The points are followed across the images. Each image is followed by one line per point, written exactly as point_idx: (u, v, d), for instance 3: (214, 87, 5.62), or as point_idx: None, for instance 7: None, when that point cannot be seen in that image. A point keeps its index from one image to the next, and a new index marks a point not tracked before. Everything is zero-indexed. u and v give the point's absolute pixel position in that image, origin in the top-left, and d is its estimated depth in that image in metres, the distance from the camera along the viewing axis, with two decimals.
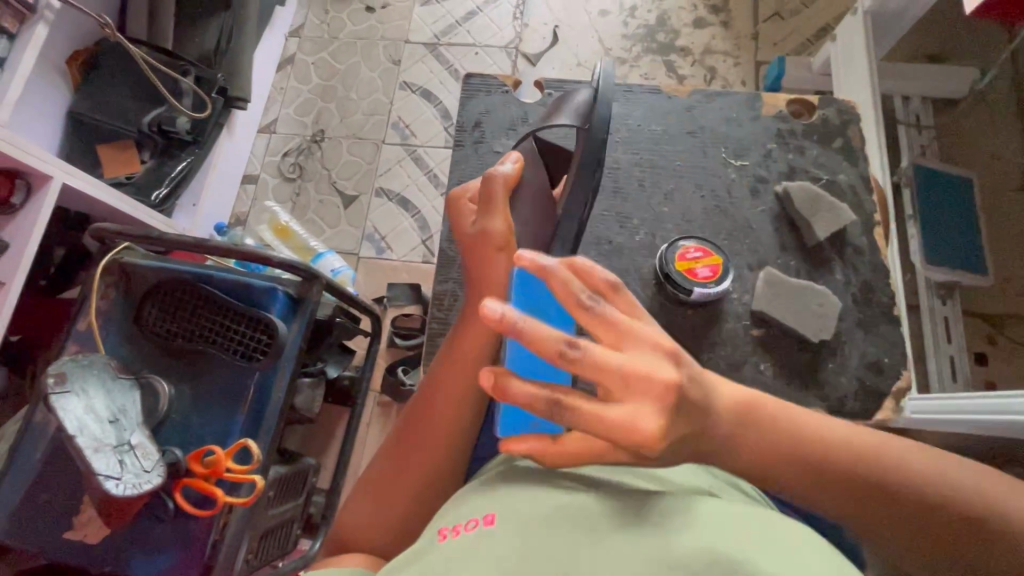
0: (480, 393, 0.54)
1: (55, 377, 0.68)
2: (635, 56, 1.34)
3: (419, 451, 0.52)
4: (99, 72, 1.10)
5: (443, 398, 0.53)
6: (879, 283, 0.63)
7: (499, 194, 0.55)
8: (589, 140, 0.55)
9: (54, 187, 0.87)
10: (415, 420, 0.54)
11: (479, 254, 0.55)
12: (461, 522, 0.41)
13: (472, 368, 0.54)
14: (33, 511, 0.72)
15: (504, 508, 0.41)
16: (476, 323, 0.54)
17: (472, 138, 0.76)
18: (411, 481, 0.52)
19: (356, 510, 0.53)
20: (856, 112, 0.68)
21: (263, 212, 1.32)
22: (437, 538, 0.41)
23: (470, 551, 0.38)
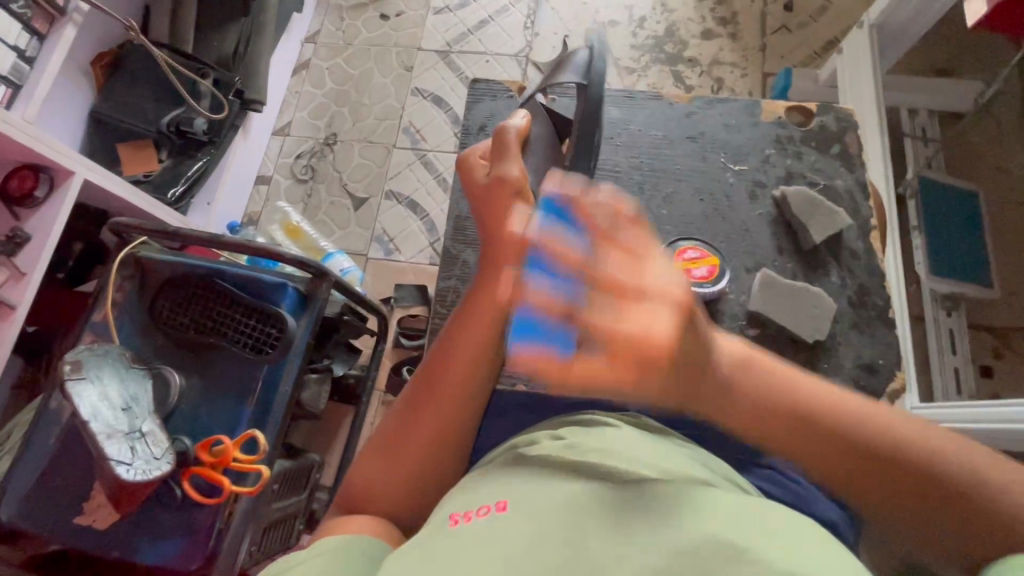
0: (494, 350, 0.56)
1: (71, 365, 0.71)
2: (643, 66, 1.36)
3: (431, 416, 0.54)
4: (122, 74, 1.14)
5: (459, 362, 0.55)
6: (876, 287, 0.64)
7: (511, 141, 0.58)
8: (588, 96, 0.65)
9: (75, 182, 0.90)
10: (427, 379, 0.56)
11: (495, 199, 0.57)
12: (472, 508, 0.43)
13: (488, 325, 0.55)
14: (46, 495, 0.75)
15: (515, 495, 0.43)
16: (495, 278, 0.56)
17: (477, 141, 0.78)
18: (421, 440, 0.53)
19: (363, 475, 0.53)
20: (855, 119, 0.69)
21: (275, 212, 1.34)
22: (448, 523, 0.41)
23: (481, 535, 0.39)
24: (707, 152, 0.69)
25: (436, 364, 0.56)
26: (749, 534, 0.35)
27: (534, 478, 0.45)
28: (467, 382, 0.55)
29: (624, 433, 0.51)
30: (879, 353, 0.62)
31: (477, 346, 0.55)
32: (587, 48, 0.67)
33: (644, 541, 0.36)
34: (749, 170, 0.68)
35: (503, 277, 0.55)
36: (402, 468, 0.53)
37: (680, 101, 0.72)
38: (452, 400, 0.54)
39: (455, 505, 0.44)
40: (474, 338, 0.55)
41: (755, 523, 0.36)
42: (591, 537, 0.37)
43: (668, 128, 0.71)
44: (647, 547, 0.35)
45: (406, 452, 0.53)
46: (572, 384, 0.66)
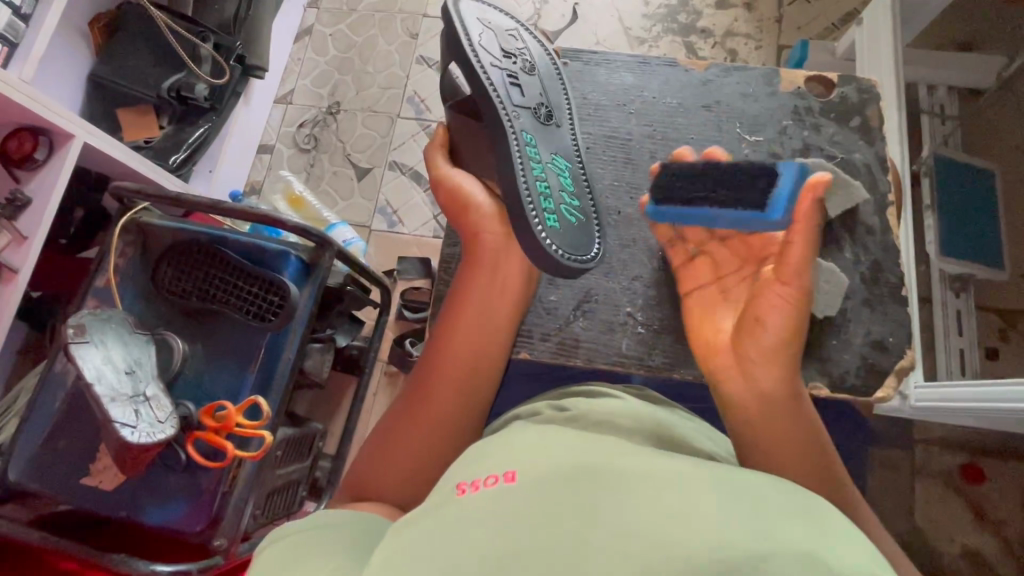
0: (486, 326, 0.57)
1: (75, 329, 0.71)
2: (654, 36, 1.32)
3: (432, 401, 0.55)
4: (121, 36, 1.11)
5: (453, 348, 0.57)
6: (889, 263, 0.63)
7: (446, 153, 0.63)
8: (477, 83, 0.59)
9: (75, 145, 0.89)
10: (428, 366, 0.57)
11: (449, 202, 0.62)
12: (480, 478, 0.42)
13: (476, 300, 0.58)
14: (52, 456, 0.76)
15: (523, 465, 0.42)
16: (480, 266, 0.59)
17: None
18: (424, 419, 0.55)
19: (372, 461, 0.54)
20: (876, 90, 0.67)
21: (277, 181, 1.33)
22: (456, 491, 0.41)
23: (489, 507, 0.38)
24: (721, 122, 0.67)
25: (429, 354, 0.58)
26: (768, 516, 0.35)
27: (543, 448, 0.43)
28: (467, 363, 0.56)
29: (626, 406, 0.52)
30: (889, 329, 0.61)
31: (471, 321, 0.57)
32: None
33: (662, 510, 0.35)
34: (764, 141, 0.66)
35: (484, 266, 0.59)
36: (414, 444, 0.54)
37: (695, 68, 0.69)
38: (452, 382, 0.56)
39: (463, 475, 0.44)
40: (467, 313, 0.58)
41: (773, 503, 0.36)
42: (603, 503, 0.36)
43: (682, 96, 0.68)
44: (663, 516, 0.34)
45: (412, 432, 0.54)
46: (576, 354, 0.63)
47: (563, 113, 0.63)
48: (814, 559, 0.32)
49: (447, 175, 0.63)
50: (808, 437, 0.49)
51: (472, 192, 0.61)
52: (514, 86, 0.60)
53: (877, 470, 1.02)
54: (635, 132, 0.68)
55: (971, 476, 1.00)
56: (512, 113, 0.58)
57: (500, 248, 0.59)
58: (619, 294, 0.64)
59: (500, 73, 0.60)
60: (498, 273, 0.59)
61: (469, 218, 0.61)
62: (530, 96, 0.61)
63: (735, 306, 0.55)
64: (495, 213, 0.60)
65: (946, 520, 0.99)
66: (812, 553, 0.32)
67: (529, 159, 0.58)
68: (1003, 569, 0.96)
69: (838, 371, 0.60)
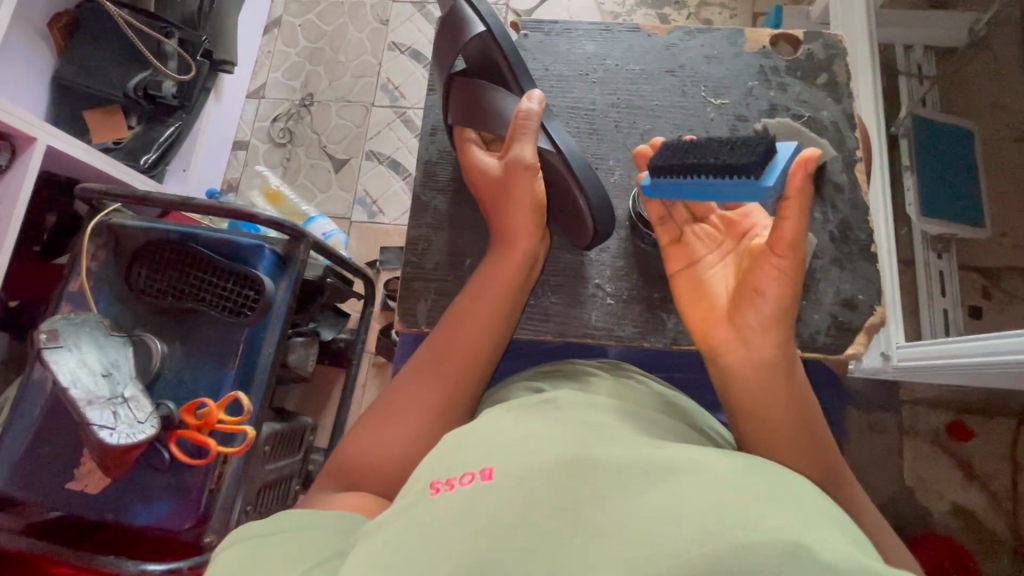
0: (501, 327, 0.57)
1: (47, 333, 0.70)
2: (628, 10, 1.30)
3: (441, 391, 0.54)
4: (82, 36, 1.08)
5: (474, 343, 0.56)
6: (858, 221, 0.62)
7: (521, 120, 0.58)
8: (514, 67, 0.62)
9: (39, 149, 0.87)
10: (436, 355, 0.56)
11: (499, 182, 0.58)
12: (456, 475, 0.41)
13: (499, 299, 0.56)
14: (37, 464, 0.75)
15: (502, 463, 0.41)
16: (506, 262, 0.57)
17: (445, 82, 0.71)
18: (424, 407, 0.54)
19: (364, 440, 0.53)
20: (842, 46, 0.66)
21: (254, 177, 1.31)
22: (431, 491, 0.40)
23: (470, 505, 0.37)
24: (686, 87, 0.66)
25: (445, 342, 0.56)
26: (744, 503, 0.33)
27: (522, 440, 0.43)
28: (482, 359, 0.56)
29: (606, 389, 0.52)
30: (859, 287, 0.61)
31: (490, 318, 0.56)
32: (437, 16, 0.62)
33: (643, 506, 0.34)
34: (730, 103, 0.65)
35: (508, 265, 0.57)
36: (408, 431, 0.53)
37: (658, 34, 0.68)
38: (463, 375, 0.55)
39: (438, 471, 0.43)
40: (488, 309, 0.56)
41: (754, 486, 0.36)
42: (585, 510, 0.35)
43: (645, 63, 0.67)
44: (645, 510, 0.34)
45: (408, 418, 0.53)
46: (546, 326, 0.63)
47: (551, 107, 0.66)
48: (796, 546, 0.30)
49: (521, 154, 0.58)
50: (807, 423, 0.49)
51: (536, 185, 0.58)
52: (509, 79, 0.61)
53: (865, 433, 1.03)
54: (599, 102, 0.67)
55: (957, 433, 1.01)
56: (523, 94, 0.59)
57: (527, 247, 0.57)
58: (587, 267, 0.63)
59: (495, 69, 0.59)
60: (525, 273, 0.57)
61: (511, 206, 0.58)
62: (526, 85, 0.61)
63: (731, 275, 0.53)
64: (536, 212, 0.58)
65: (934, 478, 1.00)
66: (792, 536, 0.30)
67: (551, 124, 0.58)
68: (992, 523, 0.98)
69: (809, 332, 0.60)
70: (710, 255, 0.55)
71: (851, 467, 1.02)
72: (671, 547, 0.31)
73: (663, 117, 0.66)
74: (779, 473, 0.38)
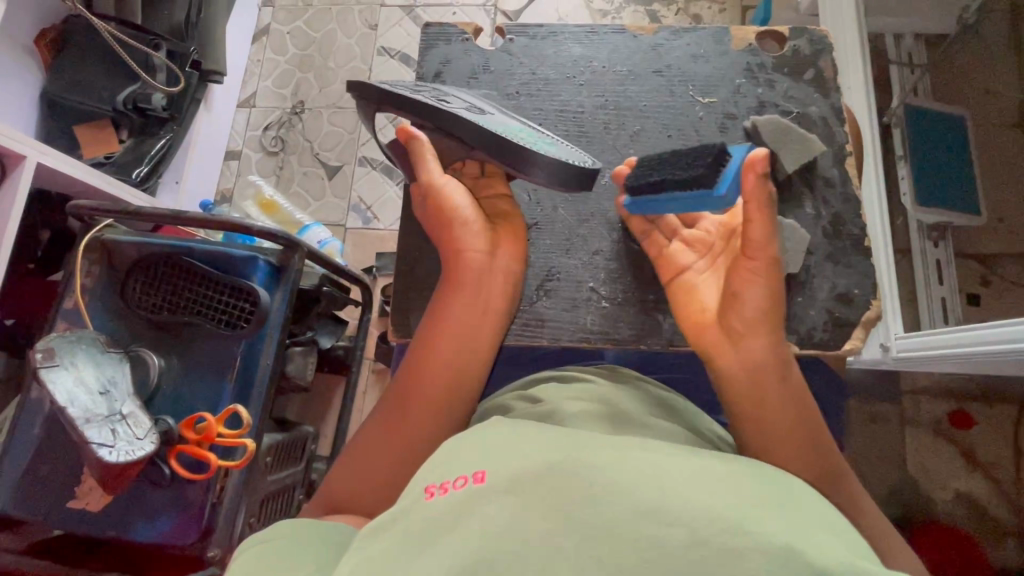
0: (467, 348, 0.55)
1: (43, 353, 0.70)
2: (617, 8, 1.30)
3: (411, 416, 0.53)
4: (69, 51, 1.08)
5: (437, 363, 0.54)
6: (850, 215, 0.62)
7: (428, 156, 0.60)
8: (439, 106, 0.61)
9: (29, 166, 0.87)
10: (403, 390, 0.54)
11: (430, 208, 0.59)
12: (450, 479, 0.40)
13: (456, 322, 0.55)
14: (36, 484, 0.75)
15: (496, 466, 0.39)
16: (459, 285, 0.56)
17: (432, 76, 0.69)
18: (398, 443, 0.52)
19: (343, 476, 0.52)
20: (829, 40, 0.66)
21: (247, 187, 1.31)
22: (425, 495, 0.39)
23: (461, 509, 0.36)
24: (674, 86, 0.66)
25: (409, 367, 0.55)
26: (739, 509, 0.34)
27: (514, 442, 0.42)
28: (449, 379, 0.54)
29: (600, 393, 0.52)
30: (854, 282, 0.61)
31: (449, 340, 0.55)
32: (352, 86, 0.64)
33: (637, 507, 0.34)
34: (718, 101, 0.65)
35: (461, 288, 0.56)
36: (383, 467, 0.51)
37: (644, 33, 0.68)
38: (434, 405, 0.53)
39: (431, 475, 0.42)
40: (446, 334, 0.55)
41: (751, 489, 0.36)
42: (574, 504, 0.35)
43: (632, 64, 0.67)
44: (637, 514, 0.34)
45: (383, 455, 0.52)
46: (542, 333, 0.62)
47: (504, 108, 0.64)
48: (787, 551, 0.31)
49: (432, 178, 0.59)
50: (804, 419, 0.48)
51: (457, 202, 0.58)
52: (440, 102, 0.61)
53: (866, 424, 1.03)
54: (587, 104, 0.66)
55: (959, 422, 1.01)
56: (450, 113, 0.59)
57: (482, 263, 0.57)
58: (581, 270, 0.63)
59: (418, 102, 0.60)
60: (480, 291, 0.56)
61: (452, 231, 0.58)
62: (457, 104, 0.61)
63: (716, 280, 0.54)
64: (477, 227, 0.58)
65: (937, 467, 1.00)
66: (786, 542, 0.32)
67: (487, 128, 0.58)
68: (996, 510, 0.98)
69: (805, 328, 0.60)
70: (697, 261, 0.56)
71: (853, 459, 1.02)
72: (668, 558, 0.32)
73: (651, 117, 0.65)
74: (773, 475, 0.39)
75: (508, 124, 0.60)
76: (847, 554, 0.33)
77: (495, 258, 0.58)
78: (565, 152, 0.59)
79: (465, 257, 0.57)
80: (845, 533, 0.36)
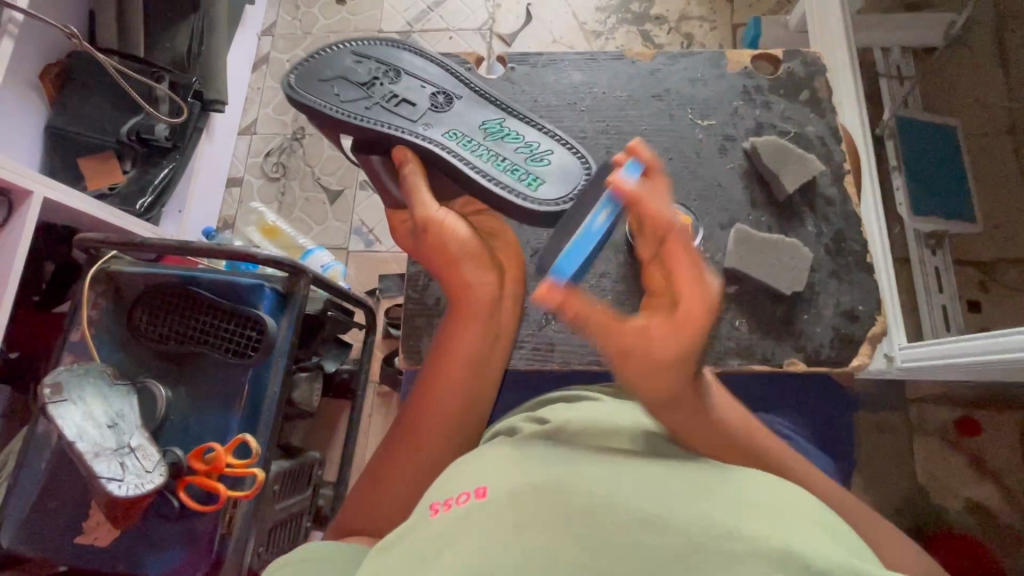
0: (474, 383, 0.55)
1: (52, 388, 0.70)
2: (610, 28, 1.32)
3: (425, 448, 0.53)
4: (75, 84, 1.09)
5: (449, 397, 0.54)
6: (852, 232, 0.63)
7: (419, 188, 0.59)
8: (399, 121, 0.62)
9: (35, 201, 0.87)
10: (412, 422, 0.54)
11: (428, 242, 0.57)
12: (453, 495, 0.40)
13: (464, 359, 0.54)
14: (43, 519, 0.74)
15: (495, 480, 0.40)
16: (469, 321, 0.55)
17: (348, 45, 0.66)
18: (411, 475, 0.52)
19: (359, 502, 0.52)
20: (822, 62, 0.68)
21: (250, 213, 1.32)
22: (428, 513, 0.40)
23: (463, 525, 0.36)
24: (673, 110, 0.67)
25: (420, 400, 0.54)
26: (736, 516, 0.34)
27: (515, 460, 0.42)
28: (462, 413, 0.54)
29: (606, 411, 0.52)
30: (858, 298, 0.61)
31: (459, 375, 0.54)
32: (293, 73, 0.65)
33: (633, 516, 0.34)
34: (717, 124, 0.66)
35: (469, 325, 0.55)
36: (396, 498, 0.51)
37: (642, 59, 0.69)
38: (443, 437, 0.53)
39: (436, 493, 0.42)
40: (456, 367, 0.54)
41: (781, 512, 0.35)
42: (574, 515, 0.35)
43: (632, 89, 0.68)
44: (635, 521, 0.34)
45: (397, 484, 0.52)
46: (551, 358, 0.64)
47: (463, 77, 0.65)
48: (784, 553, 0.31)
49: (430, 213, 0.57)
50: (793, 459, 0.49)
51: (459, 235, 0.56)
52: (401, 103, 0.63)
53: (873, 434, 1.03)
54: (588, 129, 0.68)
55: (966, 429, 1.01)
56: (423, 125, 0.62)
57: (491, 296, 0.56)
58: (589, 293, 0.65)
59: (377, 107, 0.63)
60: (488, 324, 0.56)
61: (456, 264, 0.56)
62: (420, 99, 0.63)
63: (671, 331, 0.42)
64: (482, 259, 0.57)
65: (947, 476, 1.00)
66: (782, 544, 0.32)
67: (467, 152, 0.61)
68: (1009, 518, 0.97)
69: (811, 345, 0.61)
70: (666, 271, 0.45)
71: (863, 470, 1.02)
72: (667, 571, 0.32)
73: (652, 140, 0.67)
74: (789, 486, 0.38)
75: (485, 120, 0.63)
76: (847, 555, 0.33)
77: (503, 291, 0.57)
78: (559, 160, 0.61)
79: (473, 292, 0.55)
80: (845, 536, 0.35)
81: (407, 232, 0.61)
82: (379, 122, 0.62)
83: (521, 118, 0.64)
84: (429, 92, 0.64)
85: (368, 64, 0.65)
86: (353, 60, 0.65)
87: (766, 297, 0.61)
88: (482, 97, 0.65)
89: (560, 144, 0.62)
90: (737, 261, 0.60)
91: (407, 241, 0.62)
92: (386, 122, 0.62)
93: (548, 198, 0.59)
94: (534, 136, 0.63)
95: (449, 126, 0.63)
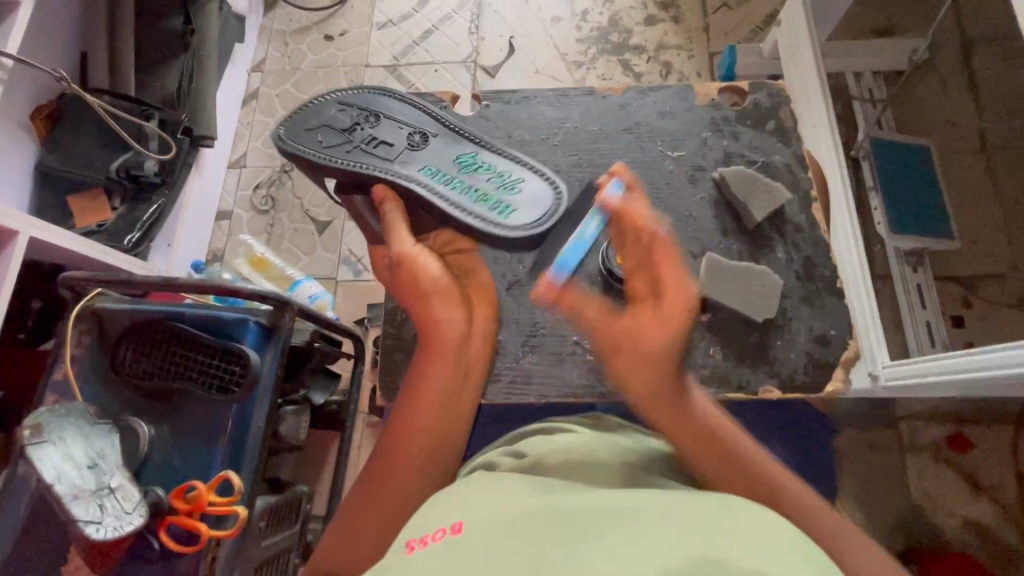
0: (447, 415, 0.55)
1: (31, 429, 0.69)
2: (590, 59, 1.36)
3: (400, 484, 0.51)
4: (65, 124, 1.11)
5: (421, 428, 0.53)
6: (821, 257, 0.64)
7: (393, 224, 0.62)
8: (381, 162, 0.65)
9: (23, 241, 0.88)
10: (386, 456, 0.53)
11: (403, 277, 0.60)
12: (428, 532, 0.39)
13: (434, 395, 0.55)
14: (22, 564, 0.73)
15: (472, 516, 0.40)
16: (439, 358, 0.56)
17: (337, 95, 0.69)
18: (382, 513, 0.50)
19: (333, 543, 0.51)
20: (786, 93, 0.70)
21: (238, 246, 1.33)
22: (404, 550, 0.38)
23: (438, 558, 0.36)
24: (644, 143, 0.69)
25: (393, 435, 0.54)
26: (705, 537, 0.34)
27: (490, 494, 0.42)
28: (434, 446, 0.53)
29: (585, 443, 0.53)
30: (830, 322, 0.62)
31: (430, 407, 0.54)
32: (282, 124, 0.67)
33: (606, 549, 0.34)
34: (687, 154, 0.68)
35: (440, 362, 0.56)
36: (366, 540, 0.49)
37: (613, 94, 0.72)
38: (416, 468, 0.52)
39: (411, 533, 0.41)
40: (430, 399, 0.55)
41: (749, 529, 0.35)
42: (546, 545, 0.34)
43: (603, 122, 0.70)
44: (605, 548, 0.34)
45: (369, 521, 0.51)
46: (530, 389, 0.64)
47: (443, 119, 0.68)
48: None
49: (405, 250, 0.60)
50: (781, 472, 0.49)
51: (430, 272, 0.59)
52: (379, 145, 0.66)
53: (865, 453, 1.03)
54: (562, 162, 0.69)
55: (957, 445, 1.01)
56: (398, 164, 0.65)
57: (461, 329, 0.58)
58: (565, 323, 0.66)
59: (357, 150, 0.65)
60: (459, 358, 0.57)
61: (424, 297, 0.58)
62: (398, 140, 0.66)
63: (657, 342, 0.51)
64: (453, 295, 0.59)
65: (940, 494, 0.99)
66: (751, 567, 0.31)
67: (444, 185, 0.64)
68: (1005, 535, 0.96)
69: (787, 370, 0.61)
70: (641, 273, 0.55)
71: (856, 489, 1.01)
72: None
73: (624, 172, 0.68)
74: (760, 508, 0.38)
75: (462, 152, 0.67)
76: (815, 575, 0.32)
77: (472, 327, 0.59)
78: (531, 189, 0.65)
79: (442, 327, 0.57)
80: (819, 558, 0.35)
81: (385, 267, 0.64)
82: (358, 163, 0.64)
83: (495, 150, 0.67)
84: (406, 133, 0.67)
85: (349, 111, 0.68)
86: (335, 108, 0.68)
87: (739, 323, 0.62)
88: (457, 134, 0.68)
89: (532, 174, 0.66)
90: (710, 290, 0.61)
91: (385, 276, 0.64)
92: (366, 164, 0.65)
93: (524, 223, 0.63)
94: (506, 166, 0.66)
95: (427, 163, 0.65)
